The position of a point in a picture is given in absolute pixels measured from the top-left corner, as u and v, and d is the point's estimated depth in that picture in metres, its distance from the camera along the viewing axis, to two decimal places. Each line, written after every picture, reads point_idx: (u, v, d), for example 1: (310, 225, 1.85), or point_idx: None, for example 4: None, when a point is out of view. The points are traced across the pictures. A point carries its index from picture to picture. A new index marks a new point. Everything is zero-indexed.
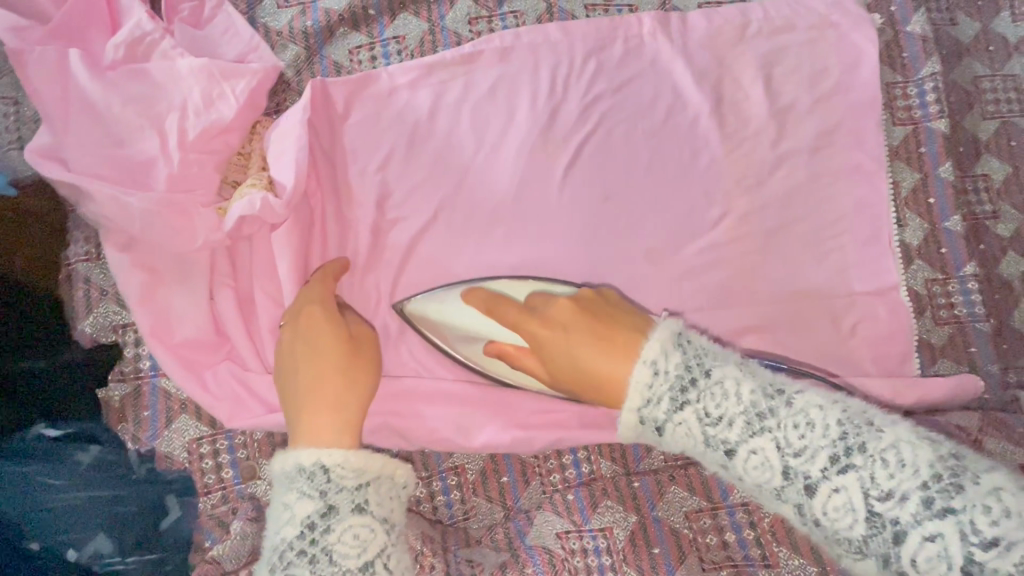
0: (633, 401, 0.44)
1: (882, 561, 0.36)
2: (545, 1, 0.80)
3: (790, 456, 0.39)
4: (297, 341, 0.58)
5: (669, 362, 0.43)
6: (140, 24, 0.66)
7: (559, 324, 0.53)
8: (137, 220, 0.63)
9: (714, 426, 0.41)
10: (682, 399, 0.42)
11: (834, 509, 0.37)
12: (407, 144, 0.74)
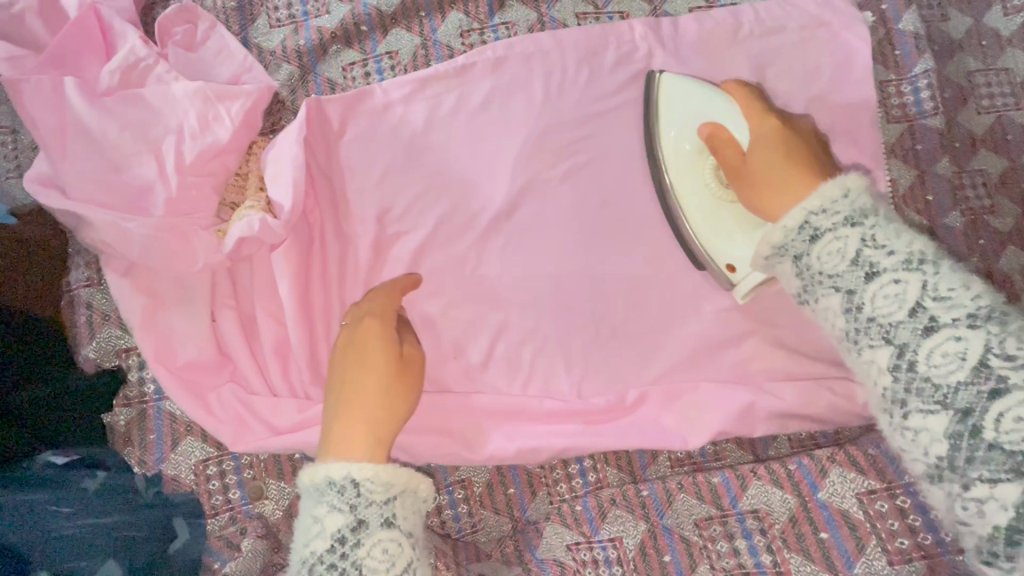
0: (810, 205, 0.52)
1: (897, 353, 0.46)
2: (536, 10, 0.79)
3: (931, 298, 0.46)
4: (349, 348, 0.58)
5: (849, 200, 0.51)
6: (134, 50, 0.66)
7: (761, 145, 0.59)
8: (136, 245, 0.63)
9: (874, 249, 0.48)
10: (858, 224, 0.50)
11: (879, 301, 0.47)
12: (405, 159, 0.73)
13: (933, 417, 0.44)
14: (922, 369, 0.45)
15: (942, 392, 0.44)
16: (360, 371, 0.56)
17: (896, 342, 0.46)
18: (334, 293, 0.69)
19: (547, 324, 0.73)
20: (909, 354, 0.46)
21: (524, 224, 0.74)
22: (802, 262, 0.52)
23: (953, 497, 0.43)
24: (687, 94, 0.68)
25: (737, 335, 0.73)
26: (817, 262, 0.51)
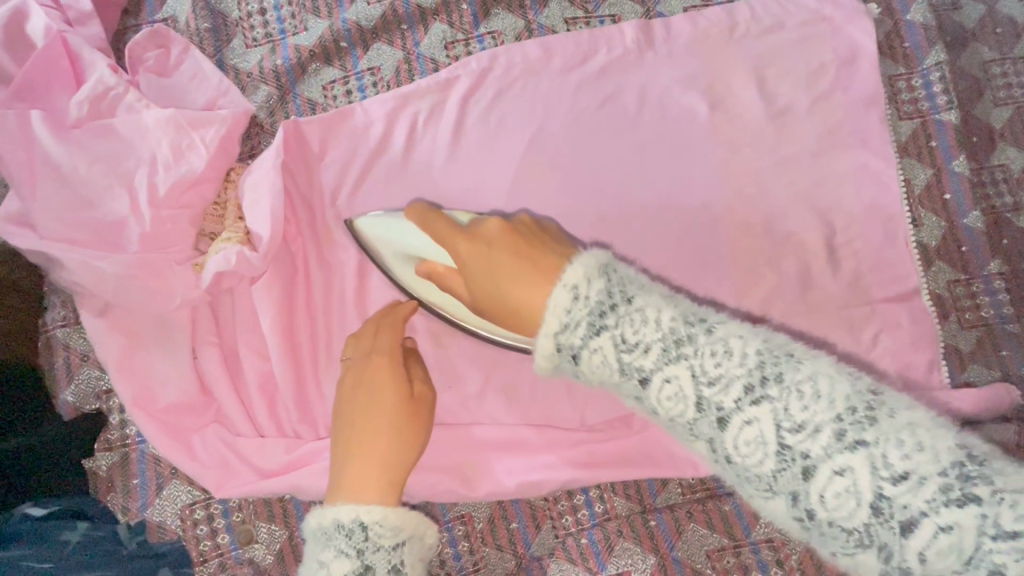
0: (559, 306, 0.38)
1: (711, 448, 0.36)
2: (523, 17, 0.75)
3: (788, 424, 0.33)
4: (354, 388, 0.54)
5: (591, 288, 0.38)
6: (102, 80, 0.64)
7: (485, 240, 0.47)
8: (111, 284, 0.60)
9: (631, 355, 0.36)
10: (610, 328, 0.37)
11: (744, 448, 0.34)
12: (390, 180, 0.70)
13: (777, 501, 0.34)
14: (736, 461, 0.35)
15: (804, 502, 0.33)
16: (372, 413, 0.52)
17: (768, 477, 0.34)
18: (320, 325, 0.66)
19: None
20: (722, 450, 0.35)
21: None
22: (647, 408, 0.38)
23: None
24: (384, 231, 0.62)
25: None
26: (595, 376, 0.38)
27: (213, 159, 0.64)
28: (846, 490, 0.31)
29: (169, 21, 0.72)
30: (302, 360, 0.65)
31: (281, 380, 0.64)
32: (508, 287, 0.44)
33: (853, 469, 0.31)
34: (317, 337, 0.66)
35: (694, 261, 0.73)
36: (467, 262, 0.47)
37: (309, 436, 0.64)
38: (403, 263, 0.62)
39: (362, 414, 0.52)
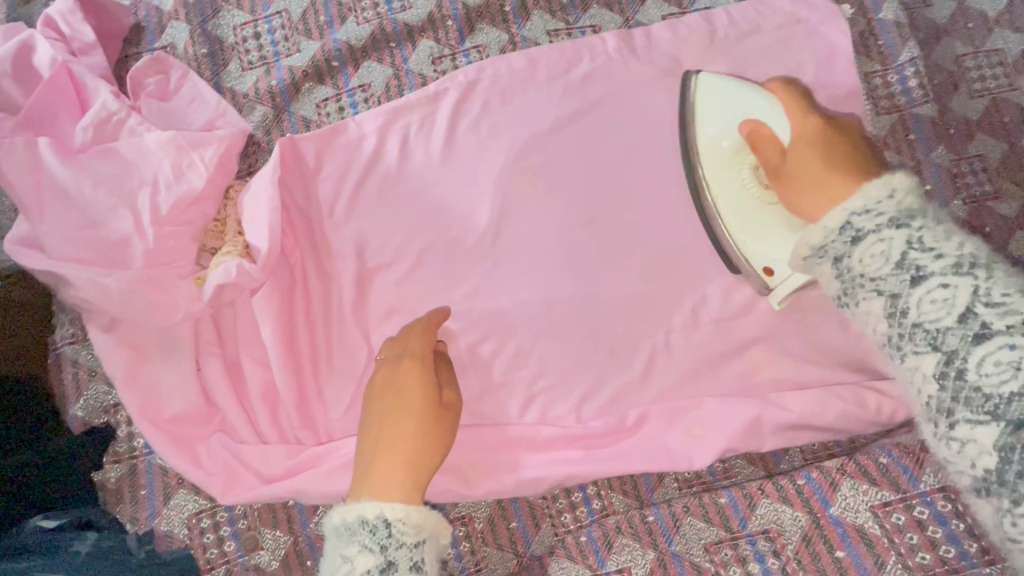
0: (852, 206, 0.50)
1: (891, 303, 0.45)
2: (506, 30, 0.78)
3: (983, 304, 0.42)
4: (385, 390, 0.56)
5: (884, 204, 0.49)
6: (105, 105, 0.66)
7: (810, 141, 0.56)
8: (116, 299, 0.62)
9: (920, 251, 0.45)
10: (906, 227, 0.46)
11: (926, 306, 0.44)
12: (383, 191, 0.73)
13: (923, 361, 0.44)
14: (915, 318, 0.44)
15: (953, 361, 0.42)
16: (399, 422, 0.54)
17: (942, 348, 0.42)
18: (319, 333, 0.68)
19: (540, 348, 0.71)
20: (906, 314, 0.45)
21: (508, 248, 0.73)
22: (842, 265, 0.49)
23: (953, 461, 0.43)
24: (722, 109, 0.64)
25: (734, 346, 0.71)
26: (860, 266, 0.47)
27: (211, 176, 0.66)
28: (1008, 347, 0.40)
29: (168, 47, 0.76)
30: (303, 367, 0.67)
31: (281, 387, 0.65)
32: (794, 189, 0.56)
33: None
34: (317, 344, 0.68)
35: (683, 259, 0.74)
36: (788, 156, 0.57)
37: (311, 442, 0.66)
38: (724, 146, 0.65)
39: (388, 417, 0.54)
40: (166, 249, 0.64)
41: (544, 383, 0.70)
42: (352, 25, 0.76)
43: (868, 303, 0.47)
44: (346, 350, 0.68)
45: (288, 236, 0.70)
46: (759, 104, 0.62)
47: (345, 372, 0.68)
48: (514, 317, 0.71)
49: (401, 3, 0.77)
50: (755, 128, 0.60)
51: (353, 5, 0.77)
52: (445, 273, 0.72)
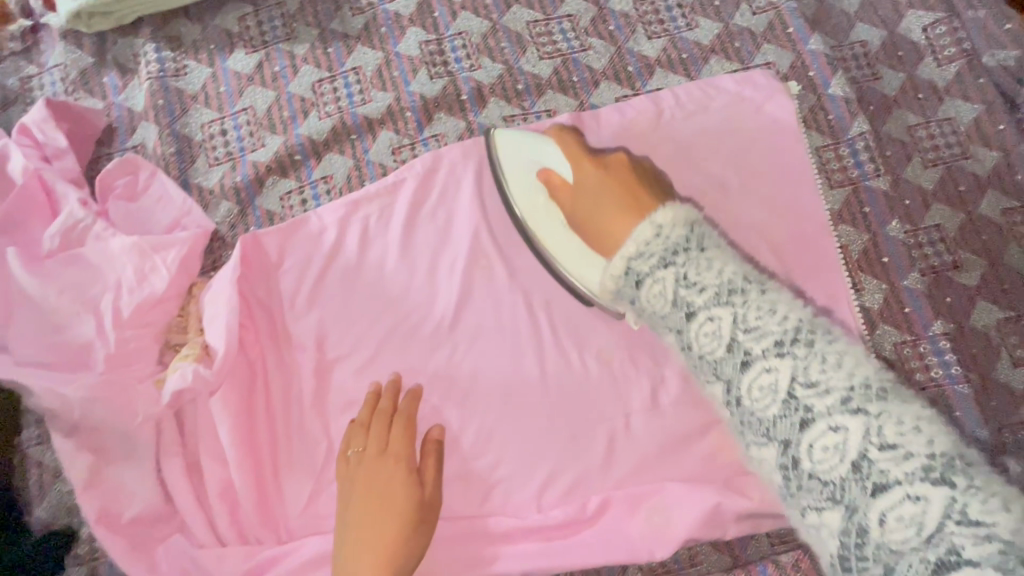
0: (629, 251, 0.45)
1: (726, 389, 0.41)
2: (463, 118, 0.80)
3: (742, 331, 0.40)
4: (360, 480, 0.63)
5: (674, 229, 0.44)
6: (72, 213, 0.69)
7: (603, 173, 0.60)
8: (76, 407, 0.64)
9: (687, 287, 0.41)
10: (672, 264, 0.43)
11: (755, 396, 0.39)
12: (343, 282, 0.74)
13: (766, 452, 0.40)
14: (746, 404, 0.40)
15: (787, 453, 0.38)
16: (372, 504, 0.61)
17: (722, 377, 0.41)
18: (278, 427, 0.69)
19: (500, 435, 0.71)
20: (734, 389, 0.41)
21: (466, 335, 0.74)
22: (682, 338, 0.43)
23: (817, 539, 0.39)
24: (519, 144, 0.70)
25: (696, 428, 0.71)
26: (649, 304, 0.44)
27: (175, 278, 0.69)
28: (781, 401, 0.38)
29: (139, 147, 0.79)
30: (262, 463, 0.68)
31: (240, 486, 0.66)
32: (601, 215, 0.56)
33: (902, 446, 0.35)
34: (277, 439, 0.69)
35: (644, 339, 0.74)
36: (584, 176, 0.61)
37: (270, 539, 0.66)
38: (529, 177, 0.69)
39: (359, 504, 0.62)
40: (128, 353, 0.66)
41: (504, 471, 0.70)
42: (315, 119, 0.79)
43: (659, 322, 0.45)
44: (306, 444, 0.69)
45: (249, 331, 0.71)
46: (550, 150, 0.67)
47: (305, 467, 0.68)
48: (474, 403, 0.72)
49: (361, 97, 0.80)
50: (547, 174, 0.66)
51: (315, 100, 0.80)
52: (405, 362, 0.73)
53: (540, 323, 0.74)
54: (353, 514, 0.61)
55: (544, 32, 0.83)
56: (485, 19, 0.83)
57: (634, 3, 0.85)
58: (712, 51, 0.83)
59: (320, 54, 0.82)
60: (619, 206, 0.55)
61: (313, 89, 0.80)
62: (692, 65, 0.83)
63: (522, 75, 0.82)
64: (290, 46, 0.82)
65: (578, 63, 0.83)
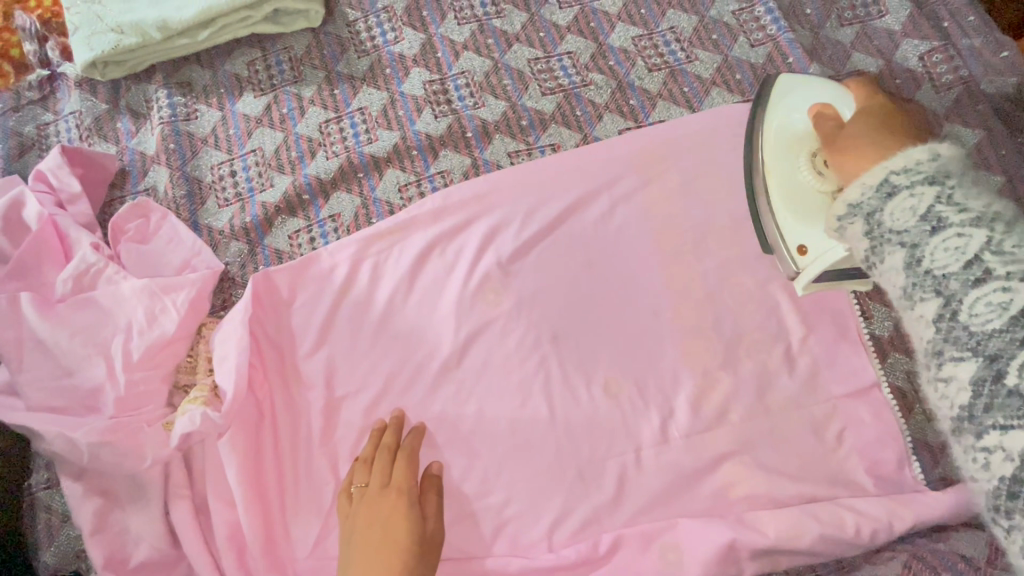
0: (894, 165, 0.41)
1: (942, 304, 0.38)
2: (469, 155, 0.82)
3: (994, 251, 0.37)
4: (366, 519, 0.60)
5: (938, 155, 0.41)
6: (84, 256, 0.70)
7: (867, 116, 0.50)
8: (85, 451, 0.63)
9: (949, 203, 0.39)
10: (940, 183, 0.39)
11: (979, 310, 0.37)
12: (352, 319, 0.75)
13: (962, 368, 0.37)
14: (964, 318, 0.37)
15: (967, 339, 0.37)
16: (368, 527, 0.59)
17: (944, 293, 0.38)
18: (287, 467, 0.69)
19: (509, 472, 0.70)
20: (954, 304, 0.38)
21: (473, 371, 0.74)
22: (907, 251, 0.39)
23: (976, 479, 0.38)
24: (806, 88, 0.59)
25: (708, 462, 0.70)
26: (888, 217, 0.40)
27: (184, 319, 0.69)
28: (1007, 332, 0.36)
29: (150, 189, 0.81)
30: (271, 504, 0.68)
31: (247, 529, 0.65)
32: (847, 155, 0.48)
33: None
34: (286, 479, 0.69)
35: (652, 371, 0.74)
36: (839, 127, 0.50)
37: None
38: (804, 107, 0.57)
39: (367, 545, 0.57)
40: (137, 395, 0.66)
41: (513, 509, 0.70)
42: (322, 159, 0.81)
43: (875, 262, 0.42)
44: (314, 484, 0.69)
45: (258, 369, 0.71)
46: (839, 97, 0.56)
47: (314, 508, 0.68)
48: (482, 439, 0.71)
49: (368, 136, 0.82)
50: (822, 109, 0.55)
51: (323, 140, 0.82)
52: (413, 399, 0.73)
53: (547, 357, 0.74)
54: (350, 541, 0.59)
55: (546, 69, 0.85)
56: (487, 58, 0.85)
57: (632, 39, 0.87)
58: (711, 83, 0.84)
59: (327, 96, 0.84)
60: (887, 131, 0.47)
61: (321, 130, 0.82)
62: (691, 98, 0.84)
63: (525, 111, 0.83)
64: (297, 88, 0.84)
65: (579, 99, 0.84)
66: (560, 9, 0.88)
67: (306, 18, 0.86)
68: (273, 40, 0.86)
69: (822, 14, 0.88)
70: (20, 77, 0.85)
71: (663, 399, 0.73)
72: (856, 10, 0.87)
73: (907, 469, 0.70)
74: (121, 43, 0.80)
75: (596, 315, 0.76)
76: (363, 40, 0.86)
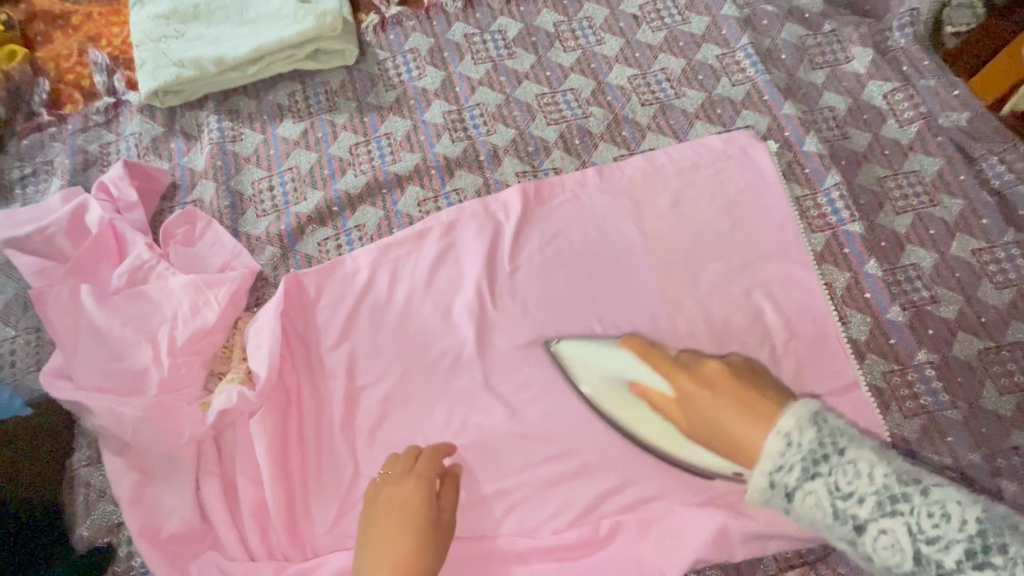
0: (767, 465, 0.48)
1: (852, 544, 0.47)
2: (481, 175, 0.91)
3: (860, 508, 0.45)
4: (384, 510, 0.65)
5: (804, 434, 0.48)
6: (139, 255, 0.79)
7: (707, 380, 0.58)
8: (130, 426, 0.69)
9: (846, 500, 0.46)
10: (815, 470, 0.47)
11: (881, 552, 0.45)
12: (373, 317, 0.82)
13: None
14: (876, 557, 0.46)
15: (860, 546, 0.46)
16: (391, 513, 0.64)
17: (853, 544, 0.47)
18: (309, 450, 0.75)
19: (516, 459, 0.76)
20: (859, 543, 0.46)
21: (484, 366, 0.80)
22: (793, 516, 0.48)
23: None
24: (592, 360, 0.74)
25: None
26: (804, 513, 0.47)
27: (223, 311, 0.77)
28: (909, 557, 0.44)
29: (197, 201, 0.90)
30: (294, 483, 0.73)
31: (272, 504, 0.70)
32: (738, 424, 0.54)
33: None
34: (308, 461, 0.74)
35: None
36: (691, 396, 0.58)
37: (297, 557, 0.70)
38: (614, 382, 0.71)
39: (381, 537, 0.63)
40: (178, 377, 0.73)
41: (517, 495, 0.74)
42: (351, 177, 0.91)
43: (825, 533, 0.48)
44: (334, 466, 0.74)
45: (286, 360, 0.78)
46: (626, 361, 0.69)
47: (333, 488, 0.73)
48: (490, 428, 0.77)
49: (392, 157, 0.92)
50: (642, 389, 0.65)
51: (352, 161, 0.92)
52: (426, 391, 0.79)
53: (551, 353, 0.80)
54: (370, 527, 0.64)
55: (551, 102, 0.96)
56: (500, 93, 0.97)
57: (628, 78, 0.98)
58: (698, 116, 0.95)
59: (358, 123, 0.95)
60: (744, 407, 0.54)
61: (351, 151, 0.93)
62: (680, 129, 0.94)
63: (532, 138, 0.94)
64: (331, 116, 0.95)
65: (581, 128, 0.95)
66: (565, 52, 1.00)
67: (342, 56, 0.97)
68: (312, 75, 0.98)
69: (796, 57, 0.98)
70: (89, 103, 0.97)
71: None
72: (826, 54, 0.98)
73: None
74: (181, 75, 0.92)
75: (596, 316, 0.83)
76: (392, 76, 0.98)
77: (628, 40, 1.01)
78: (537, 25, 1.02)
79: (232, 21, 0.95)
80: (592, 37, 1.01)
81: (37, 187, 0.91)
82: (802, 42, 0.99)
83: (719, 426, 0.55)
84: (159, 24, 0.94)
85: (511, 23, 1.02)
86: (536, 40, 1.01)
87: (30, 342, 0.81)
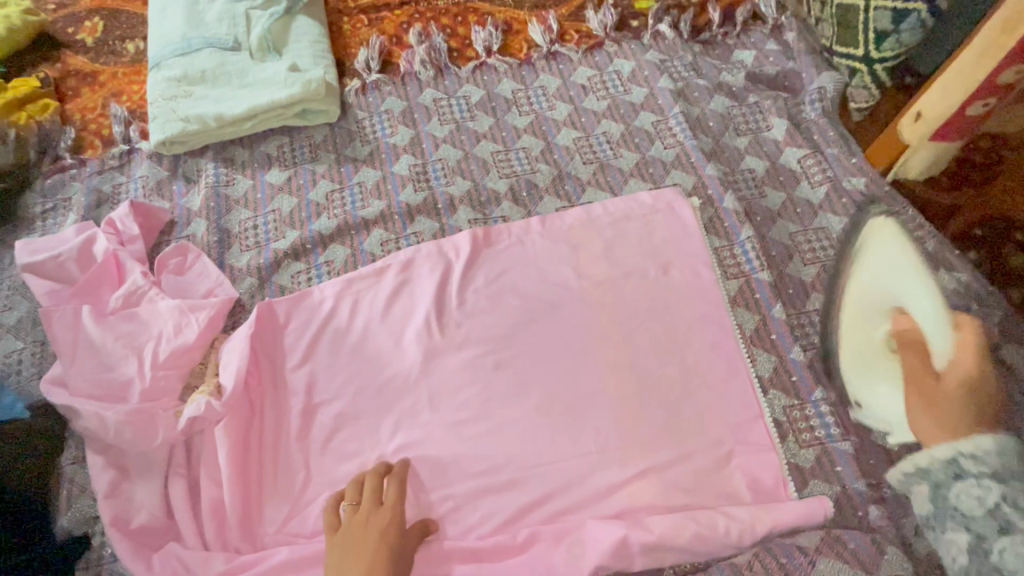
0: (962, 449, 0.72)
1: (975, 536, 0.70)
2: (438, 221, 1.04)
3: (1012, 511, 0.68)
4: (362, 536, 0.73)
5: (985, 446, 0.71)
6: (136, 281, 0.92)
7: (939, 390, 0.74)
8: (112, 428, 0.80)
9: (945, 486, 0.74)
10: (955, 467, 0.72)
11: (966, 505, 0.71)
12: (333, 341, 0.93)
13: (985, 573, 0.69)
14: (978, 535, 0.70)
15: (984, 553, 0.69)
16: (371, 533, 0.73)
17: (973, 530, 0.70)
18: (266, 456, 0.85)
19: (449, 472, 0.85)
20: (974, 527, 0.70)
21: (426, 387, 0.90)
22: (942, 489, 0.74)
23: None
24: (903, 280, 0.80)
25: (613, 471, 0.84)
26: (958, 498, 0.72)
27: (201, 332, 0.88)
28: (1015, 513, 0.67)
29: (190, 236, 1.04)
30: (251, 485, 0.82)
31: (229, 502, 0.80)
32: (931, 409, 0.75)
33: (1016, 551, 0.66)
34: (266, 466, 0.84)
35: (571, 394, 0.90)
36: (949, 371, 0.74)
37: (248, 550, 0.79)
38: (878, 312, 0.82)
39: (359, 560, 0.71)
40: (157, 387, 0.84)
41: (448, 504, 0.83)
42: (324, 219, 1.04)
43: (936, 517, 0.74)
44: (288, 471, 0.84)
45: (254, 377, 0.89)
46: (923, 301, 0.78)
47: (286, 491, 0.83)
48: (428, 443, 0.87)
49: (362, 204, 1.05)
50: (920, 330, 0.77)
51: (327, 205, 1.06)
52: (374, 408, 0.89)
53: (487, 379, 0.91)
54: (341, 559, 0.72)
55: (505, 159, 1.10)
56: (460, 150, 1.11)
57: (573, 140, 1.12)
58: (632, 174, 1.08)
59: (335, 172, 1.09)
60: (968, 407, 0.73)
61: (327, 197, 1.06)
62: (616, 185, 1.07)
63: (486, 190, 1.07)
64: (313, 166, 1.10)
65: (529, 181, 1.08)
66: (519, 116, 1.15)
67: (326, 115, 1.13)
68: (299, 130, 1.13)
69: (721, 126, 1.12)
70: (106, 149, 1.12)
71: (579, 417, 0.88)
72: (748, 123, 1.12)
73: (783, 487, 0.83)
74: (186, 128, 1.07)
75: (530, 347, 0.93)
76: (368, 133, 1.13)
77: (576, 107, 1.16)
78: (497, 92, 1.17)
79: (233, 84, 1.11)
80: (545, 103, 1.16)
81: (55, 221, 1.05)
82: (728, 112, 1.13)
83: (925, 399, 0.75)
84: (170, 85, 1.10)
85: (475, 90, 1.18)
86: (496, 104, 1.16)
87: (36, 354, 0.93)
